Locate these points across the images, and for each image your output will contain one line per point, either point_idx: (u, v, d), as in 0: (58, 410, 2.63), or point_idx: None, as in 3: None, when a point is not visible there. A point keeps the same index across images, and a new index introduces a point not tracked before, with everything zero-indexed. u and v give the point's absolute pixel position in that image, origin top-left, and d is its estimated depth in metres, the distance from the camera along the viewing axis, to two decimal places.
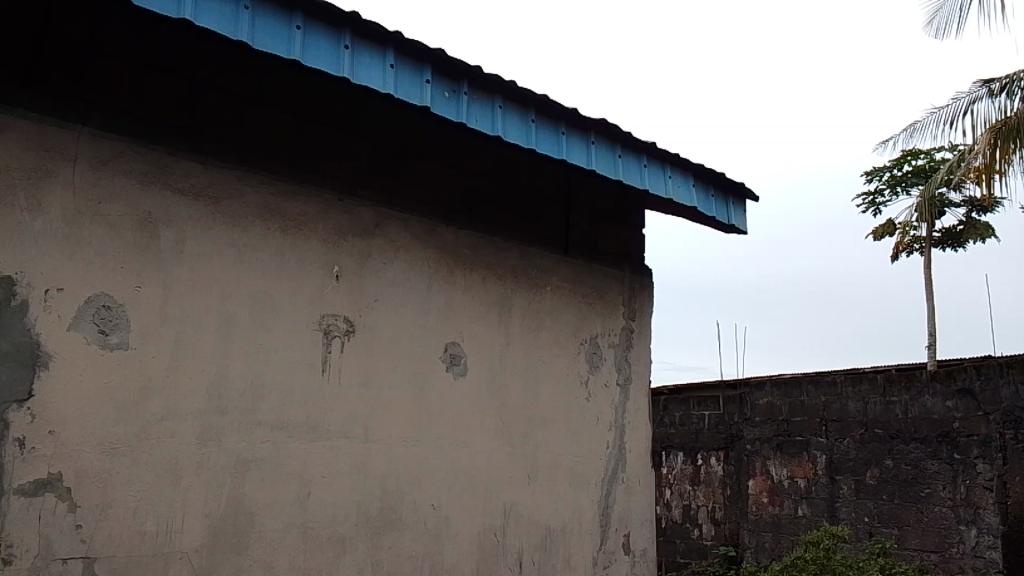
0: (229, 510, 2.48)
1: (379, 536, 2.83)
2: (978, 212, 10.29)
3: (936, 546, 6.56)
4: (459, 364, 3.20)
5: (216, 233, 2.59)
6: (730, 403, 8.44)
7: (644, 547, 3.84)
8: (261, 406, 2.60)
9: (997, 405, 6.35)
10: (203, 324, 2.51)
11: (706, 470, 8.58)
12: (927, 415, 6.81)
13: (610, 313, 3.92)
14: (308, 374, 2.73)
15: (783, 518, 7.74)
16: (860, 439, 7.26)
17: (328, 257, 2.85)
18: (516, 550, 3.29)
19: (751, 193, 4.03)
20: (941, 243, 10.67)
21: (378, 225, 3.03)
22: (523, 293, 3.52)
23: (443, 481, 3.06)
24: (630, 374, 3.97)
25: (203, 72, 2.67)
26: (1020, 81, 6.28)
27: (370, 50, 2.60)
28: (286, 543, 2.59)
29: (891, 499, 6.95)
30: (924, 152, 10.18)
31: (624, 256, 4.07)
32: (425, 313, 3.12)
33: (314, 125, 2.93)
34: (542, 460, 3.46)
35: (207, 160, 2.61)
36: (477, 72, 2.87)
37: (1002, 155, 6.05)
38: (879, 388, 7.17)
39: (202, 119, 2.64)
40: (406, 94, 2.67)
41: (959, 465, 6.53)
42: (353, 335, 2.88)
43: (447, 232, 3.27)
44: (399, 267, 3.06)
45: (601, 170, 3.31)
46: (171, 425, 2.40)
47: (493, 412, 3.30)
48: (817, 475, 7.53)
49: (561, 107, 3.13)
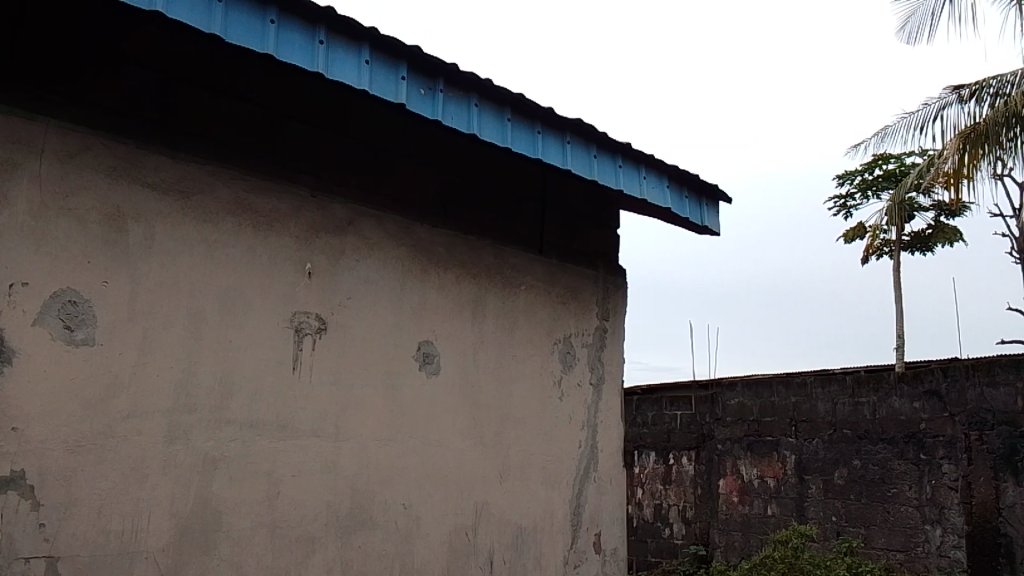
0: (197, 509, 2.45)
1: (348, 536, 2.81)
2: (946, 217, 10.45)
3: (902, 546, 6.67)
4: (432, 363, 3.19)
5: (186, 229, 2.56)
6: (702, 403, 8.51)
7: (615, 546, 3.85)
8: (230, 404, 2.57)
9: (963, 407, 6.47)
10: (171, 320, 2.48)
11: (678, 470, 8.64)
12: (894, 416, 6.92)
13: (584, 313, 3.94)
14: (279, 372, 2.71)
15: (753, 518, 7.81)
16: (828, 439, 7.35)
17: (300, 254, 2.83)
18: (487, 549, 3.29)
19: (723, 195, 4.05)
20: (909, 247, 10.82)
21: (351, 221, 3.01)
22: (498, 292, 3.52)
23: (414, 480, 3.04)
24: (603, 374, 3.98)
25: (175, 66, 2.64)
26: (988, 88, 6.39)
27: (344, 46, 2.58)
28: (254, 542, 2.57)
29: (858, 499, 7.05)
30: (895, 156, 10.31)
31: (598, 256, 4.08)
32: (398, 311, 3.10)
33: (289, 120, 2.90)
34: (514, 459, 3.46)
35: (176, 155, 2.58)
36: (453, 70, 2.86)
37: (969, 160, 6.16)
38: (848, 389, 7.26)
39: (173, 113, 2.61)
40: (381, 90, 2.65)
41: (925, 465, 6.64)
42: (325, 332, 2.86)
43: (421, 230, 3.26)
44: (372, 264, 3.04)
45: (576, 170, 3.31)
46: (137, 424, 2.36)
47: (466, 410, 3.29)
48: (786, 475, 7.61)
49: (538, 107, 3.13)
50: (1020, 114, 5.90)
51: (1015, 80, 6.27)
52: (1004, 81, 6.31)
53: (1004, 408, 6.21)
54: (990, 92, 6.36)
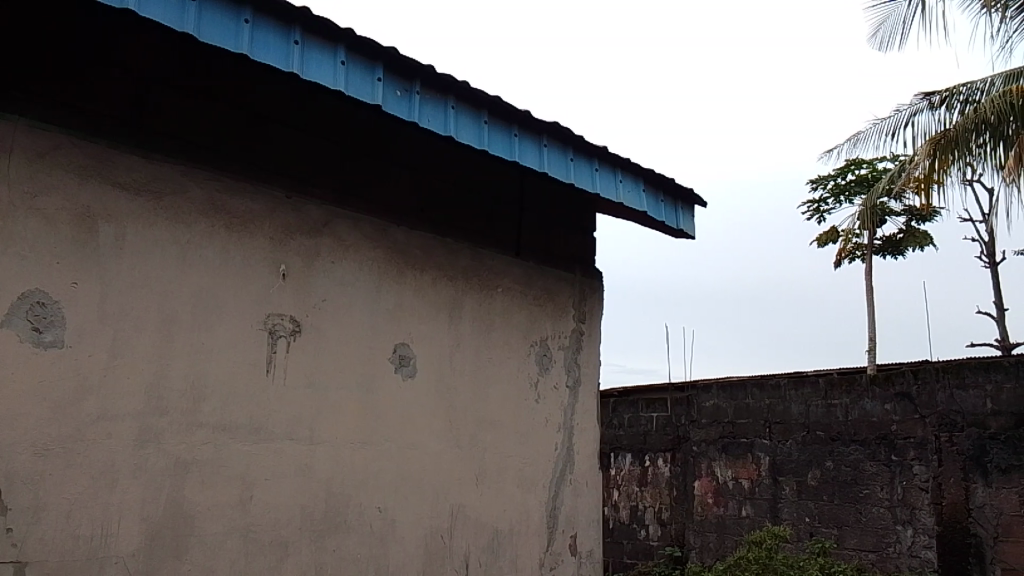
0: (168, 513, 2.42)
1: (323, 539, 2.79)
2: (917, 221, 10.61)
3: (873, 546, 6.75)
4: (407, 366, 3.18)
5: (158, 229, 2.53)
6: (677, 405, 8.55)
7: (591, 548, 3.86)
8: (202, 407, 2.54)
9: (933, 409, 6.56)
10: (143, 322, 2.44)
11: (653, 472, 8.68)
12: (866, 418, 7.00)
13: (561, 316, 3.95)
14: (253, 375, 2.68)
15: (728, 519, 7.87)
16: (802, 441, 7.41)
17: (274, 256, 2.80)
18: (463, 553, 3.28)
19: (699, 199, 4.08)
20: (881, 250, 10.96)
21: (327, 223, 2.99)
22: (474, 294, 3.52)
23: (390, 483, 3.03)
24: (580, 376, 3.99)
25: (148, 65, 2.61)
26: (958, 95, 6.51)
27: (320, 46, 2.56)
28: (227, 546, 2.54)
29: (831, 500, 7.12)
30: (866, 161, 10.45)
31: (575, 259, 4.09)
32: (374, 314, 3.09)
33: (264, 121, 2.88)
34: (490, 463, 3.45)
35: (149, 155, 2.55)
36: (430, 72, 2.85)
37: (939, 165, 6.24)
38: (821, 391, 7.33)
39: (147, 112, 2.58)
40: (357, 91, 2.64)
41: (896, 466, 6.73)
42: (300, 335, 2.84)
43: (398, 232, 3.25)
44: (348, 267, 3.03)
45: (553, 173, 3.32)
46: (107, 426, 2.33)
47: (441, 413, 3.28)
48: (760, 477, 7.68)
49: (514, 110, 3.14)
50: (989, 120, 6.02)
51: (984, 88, 6.41)
52: (974, 88, 6.44)
53: (973, 410, 6.31)
54: (960, 99, 6.47)
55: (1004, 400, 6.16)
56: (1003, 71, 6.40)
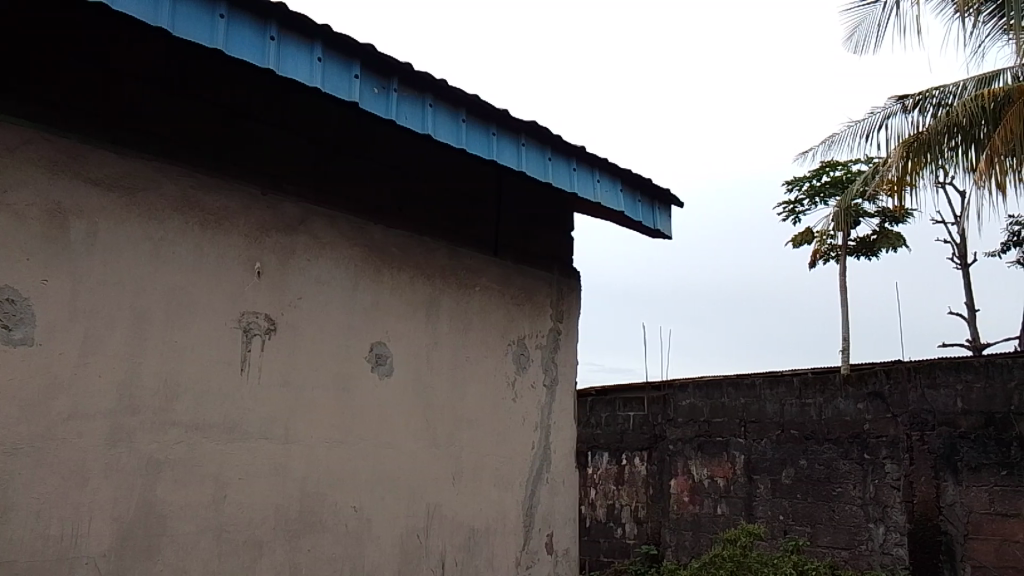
0: (140, 513, 2.40)
1: (298, 539, 2.78)
2: (890, 223, 10.75)
3: (846, 544, 6.84)
4: (384, 365, 3.17)
5: (131, 226, 2.50)
6: (654, 404, 8.60)
7: (567, 547, 3.88)
8: (175, 406, 2.51)
9: (905, 408, 6.65)
10: (115, 319, 2.42)
11: (630, 471, 8.72)
12: (839, 417, 7.08)
13: (538, 315, 3.95)
14: (227, 373, 2.66)
15: (703, 517, 7.93)
16: (776, 440, 7.48)
17: (249, 253, 2.78)
18: (439, 552, 3.27)
19: (675, 199, 4.10)
20: (855, 252, 11.09)
21: (303, 220, 2.97)
22: (452, 293, 3.51)
23: (365, 482, 3.02)
24: (557, 375, 4.00)
25: (121, 60, 2.58)
26: (931, 98, 6.60)
27: (297, 43, 2.55)
28: (199, 546, 2.51)
29: (805, 498, 7.20)
30: (841, 163, 10.56)
31: (552, 259, 4.10)
32: (350, 312, 3.07)
33: (239, 117, 2.85)
34: (467, 462, 3.45)
35: (121, 151, 2.52)
36: (408, 69, 2.84)
37: (912, 167, 6.33)
38: (795, 390, 7.41)
39: (120, 107, 2.55)
40: (333, 88, 2.62)
41: (869, 465, 6.81)
42: (274, 334, 2.82)
43: (375, 231, 3.23)
44: (324, 265, 3.01)
45: (530, 172, 3.32)
46: (78, 425, 2.30)
47: (418, 412, 3.27)
48: (735, 475, 7.74)
49: (493, 109, 3.14)
50: (961, 123, 6.12)
51: (956, 91, 6.51)
52: (946, 92, 6.54)
53: (944, 409, 6.41)
54: (932, 102, 6.56)
55: (974, 399, 6.26)
56: (975, 75, 6.50)
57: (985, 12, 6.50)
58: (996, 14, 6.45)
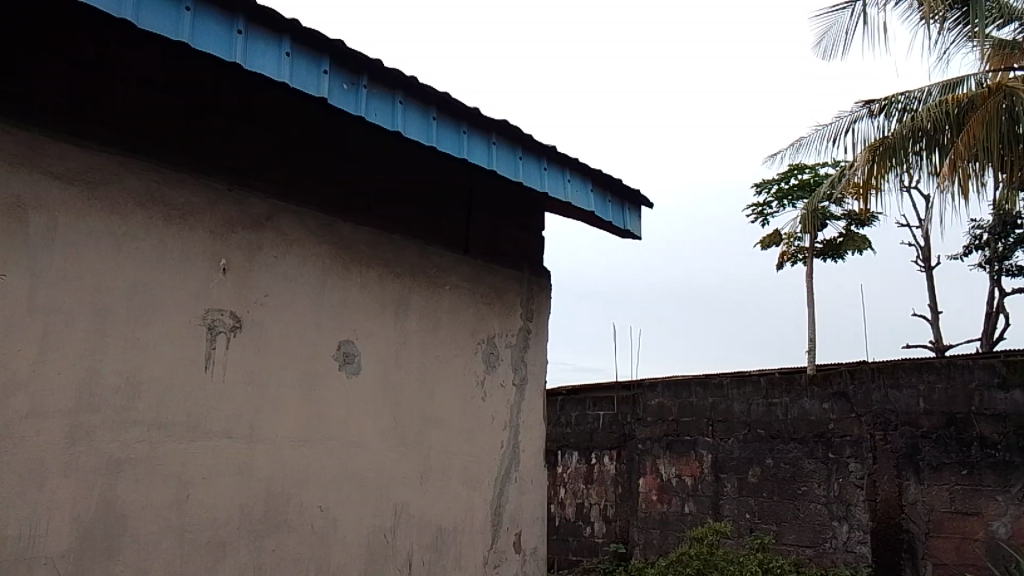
0: (100, 513, 2.35)
1: (262, 539, 2.75)
2: (856, 225, 10.91)
3: (810, 542, 6.93)
4: (352, 363, 3.15)
5: (92, 221, 2.45)
6: (624, 403, 8.64)
7: (534, 545, 3.89)
8: (137, 404, 2.47)
9: (869, 408, 6.76)
10: (75, 316, 2.37)
11: (600, 469, 8.75)
12: (805, 417, 7.17)
13: (508, 314, 3.95)
14: (190, 372, 2.62)
15: (671, 516, 7.99)
16: (743, 439, 7.56)
17: (214, 249, 2.74)
18: (406, 552, 3.26)
19: (645, 199, 4.13)
20: (822, 254, 11.23)
21: (270, 217, 2.94)
22: (422, 291, 3.50)
23: (332, 482, 2.99)
24: (526, 374, 4.00)
25: (85, 52, 2.53)
26: (897, 103, 6.70)
27: (265, 37, 2.52)
28: (161, 547, 2.48)
29: (770, 497, 7.28)
30: (809, 167, 10.70)
31: (523, 258, 4.10)
32: (318, 310, 3.05)
33: (206, 111, 2.81)
34: (435, 461, 3.44)
35: (82, 144, 2.47)
36: (377, 66, 2.83)
37: (877, 171, 6.46)
38: (762, 390, 7.49)
39: (84, 99, 2.50)
40: (302, 83, 2.60)
41: (833, 464, 6.91)
42: (240, 332, 2.78)
43: (344, 228, 3.21)
44: (291, 262, 2.98)
45: (500, 171, 3.31)
46: (36, 423, 2.25)
47: (386, 410, 3.25)
48: (702, 474, 7.80)
49: (463, 107, 3.13)
50: (926, 128, 6.24)
51: (921, 97, 6.62)
52: (912, 98, 6.65)
53: (906, 409, 6.53)
54: (898, 107, 6.66)
55: (935, 399, 6.39)
56: (940, 80, 6.62)
57: (951, 19, 6.61)
58: (962, 21, 6.57)
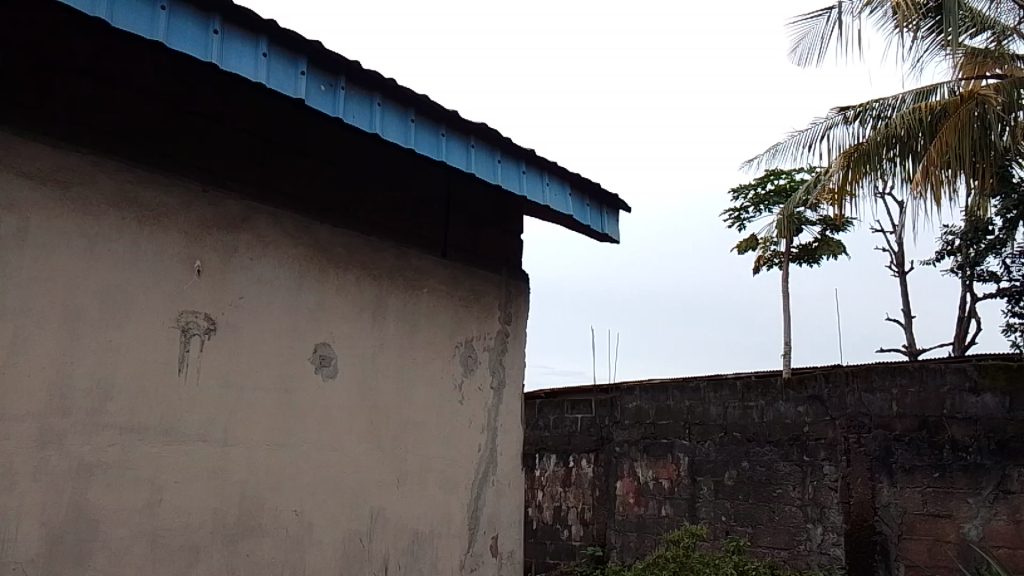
0: (70, 518, 2.32)
1: (236, 543, 2.72)
2: (831, 231, 11.03)
3: (785, 544, 6.98)
4: (328, 366, 3.13)
5: (64, 222, 2.42)
6: (601, 406, 8.66)
7: (511, 549, 3.88)
8: (108, 407, 2.44)
9: (843, 411, 6.84)
10: (46, 318, 2.34)
11: (577, 473, 8.76)
12: (780, 420, 7.23)
13: (486, 317, 3.95)
14: (163, 375, 2.59)
15: (648, 518, 8.02)
16: (719, 442, 7.61)
17: (188, 251, 2.72)
18: (382, 555, 3.25)
19: (624, 204, 4.14)
20: (797, 258, 11.33)
21: (246, 219, 2.92)
22: (399, 294, 3.49)
23: (307, 486, 2.97)
24: (504, 377, 4.00)
25: (56, 49, 2.50)
26: (871, 110, 6.78)
27: (241, 37, 2.50)
28: (133, 552, 2.44)
29: (746, 499, 7.33)
30: (785, 172, 10.80)
31: (501, 261, 4.10)
32: (294, 312, 3.03)
33: (181, 111, 2.79)
34: (411, 464, 3.42)
35: (53, 144, 2.44)
36: (355, 68, 2.82)
37: (851, 177, 6.53)
38: (738, 393, 7.54)
39: (56, 99, 2.47)
40: (279, 84, 2.58)
41: (808, 466, 6.97)
42: (214, 334, 2.75)
43: (320, 230, 3.19)
44: (267, 264, 2.96)
45: (479, 174, 3.31)
46: (5, 426, 2.22)
47: (363, 413, 3.24)
48: (679, 477, 7.84)
49: (441, 109, 3.13)
50: (900, 135, 6.32)
51: (895, 104, 6.71)
52: (885, 105, 6.73)
53: (880, 412, 6.62)
54: (872, 114, 6.74)
55: (908, 403, 6.48)
56: (913, 89, 6.71)
57: (924, 28, 6.69)
58: (935, 30, 6.66)
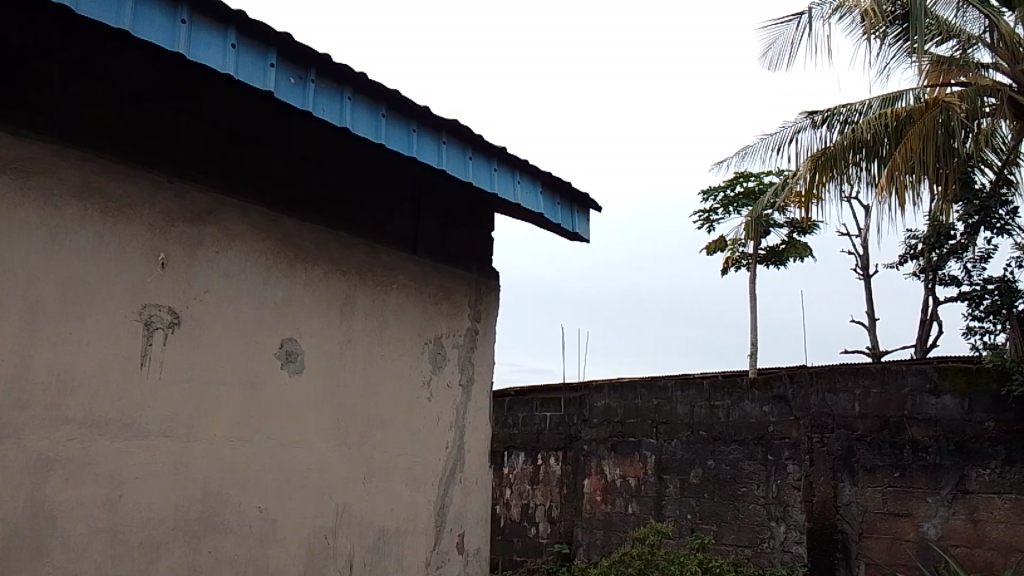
0: (27, 513, 2.28)
1: (198, 540, 2.69)
2: (798, 234, 11.18)
3: (749, 542, 7.07)
4: (295, 361, 3.10)
5: (24, 212, 2.37)
6: (570, 405, 8.69)
7: (478, 546, 3.88)
8: (67, 401, 2.39)
9: (807, 412, 6.93)
10: (4, 310, 2.29)
11: (545, 470, 8.79)
12: (745, 419, 7.31)
13: (455, 314, 3.94)
14: (125, 368, 2.55)
15: (615, 516, 8.07)
16: (686, 440, 7.67)
17: (153, 244, 2.68)
18: (347, 552, 3.23)
19: (594, 203, 4.16)
20: (765, 260, 11.46)
21: (213, 212, 2.88)
22: (368, 290, 3.47)
23: (272, 481, 2.95)
24: (473, 374, 4.00)
25: (19, 35, 2.45)
26: (838, 115, 6.85)
27: (210, 28, 2.47)
28: (92, 548, 2.41)
29: (711, 498, 7.40)
30: (754, 175, 10.92)
31: (472, 258, 4.09)
32: (260, 307, 3.00)
33: (147, 101, 2.74)
34: (378, 462, 3.41)
35: (14, 132, 2.39)
36: (326, 61, 2.80)
37: (819, 180, 6.61)
38: (705, 393, 7.62)
39: (18, 86, 2.42)
40: (248, 76, 2.55)
41: (772, 465, 7.06)
42: (178, 327, 2.72)
43: (289, 224, 3.16)
44: (234, 257, 2.92)
45: (450, 170, 3.30)
46: None
47: (329, 410, 3.21)
48: (646, 475, 7.90)
49: (412, 105, 3.11)
50: (865, 139, 6.43)
51: (862, 110, 6.80)
52: (852, 110, 6.79)
53: (843, 412, 6.72)
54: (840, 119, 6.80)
55: (870, 403, 6.59)
56: (879, 94, 6.80)
57: (892, 35, 6.81)
58: (901, 37, 6.78)
